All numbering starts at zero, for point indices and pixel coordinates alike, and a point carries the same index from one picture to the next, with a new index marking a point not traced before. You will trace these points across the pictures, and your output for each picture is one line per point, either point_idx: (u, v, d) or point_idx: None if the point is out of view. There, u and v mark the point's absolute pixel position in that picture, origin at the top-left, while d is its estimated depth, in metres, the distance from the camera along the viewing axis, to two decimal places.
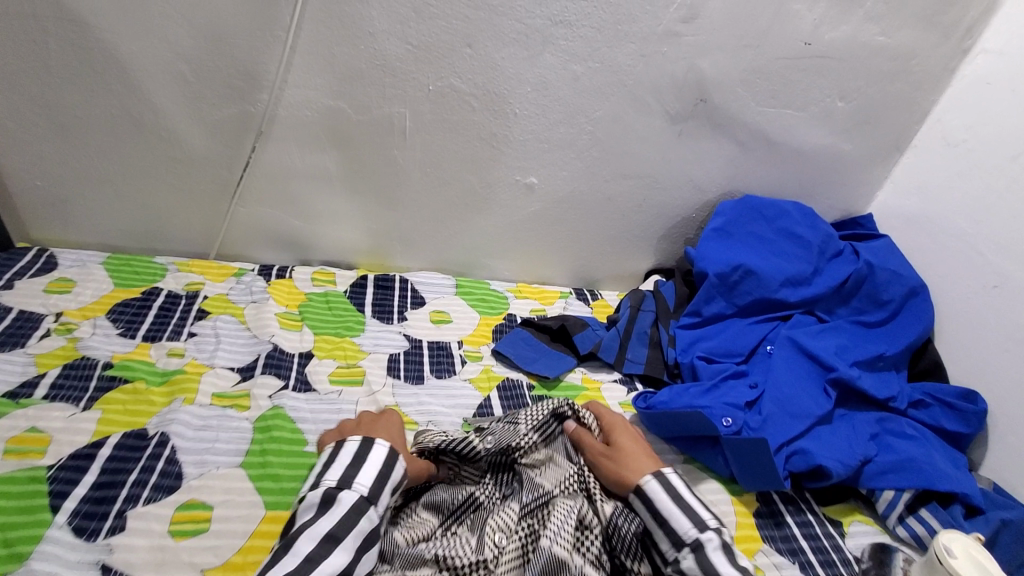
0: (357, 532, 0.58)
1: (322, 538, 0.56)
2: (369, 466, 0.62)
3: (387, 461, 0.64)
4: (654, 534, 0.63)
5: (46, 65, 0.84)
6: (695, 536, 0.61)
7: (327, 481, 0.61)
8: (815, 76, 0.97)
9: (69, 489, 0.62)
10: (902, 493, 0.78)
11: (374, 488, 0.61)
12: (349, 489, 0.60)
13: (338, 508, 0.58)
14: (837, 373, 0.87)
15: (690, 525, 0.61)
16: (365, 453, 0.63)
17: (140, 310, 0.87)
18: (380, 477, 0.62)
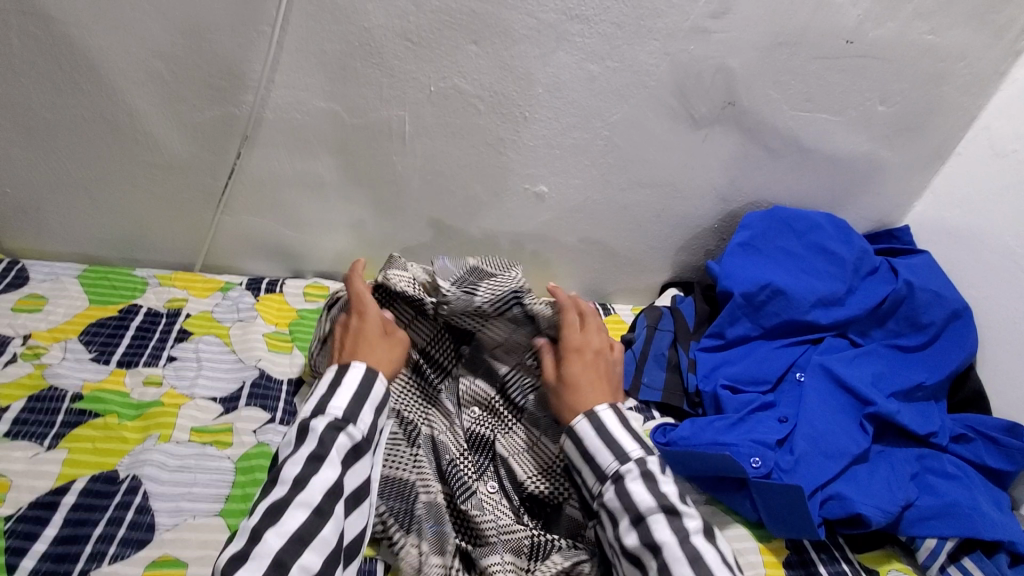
0: (339, 448, 0.60)
1: (305, 459, 0.58)
2: (344, 391, 0.63)
3: (362, 383, 0.65)
4: (582, 471, 0.64)
5: (9, 62, 0.77)
6: (616, 468, 0.61)
7: (304, 410, 0.62)
8: (855, 77, 0.88)
9: (28, 545, 0.56)
10: (946, 541, 0.71)
11: (350, 411, 0.62)
12: (325, 414, 0.61)
13: (315, 432, 0.60)
14: (876, 408, 0.79)
15: (612, 457, 0.62)
16: (340, 378, 0.65)
17: (116, 331, 0.80)
18: (356, 398, 0.63)
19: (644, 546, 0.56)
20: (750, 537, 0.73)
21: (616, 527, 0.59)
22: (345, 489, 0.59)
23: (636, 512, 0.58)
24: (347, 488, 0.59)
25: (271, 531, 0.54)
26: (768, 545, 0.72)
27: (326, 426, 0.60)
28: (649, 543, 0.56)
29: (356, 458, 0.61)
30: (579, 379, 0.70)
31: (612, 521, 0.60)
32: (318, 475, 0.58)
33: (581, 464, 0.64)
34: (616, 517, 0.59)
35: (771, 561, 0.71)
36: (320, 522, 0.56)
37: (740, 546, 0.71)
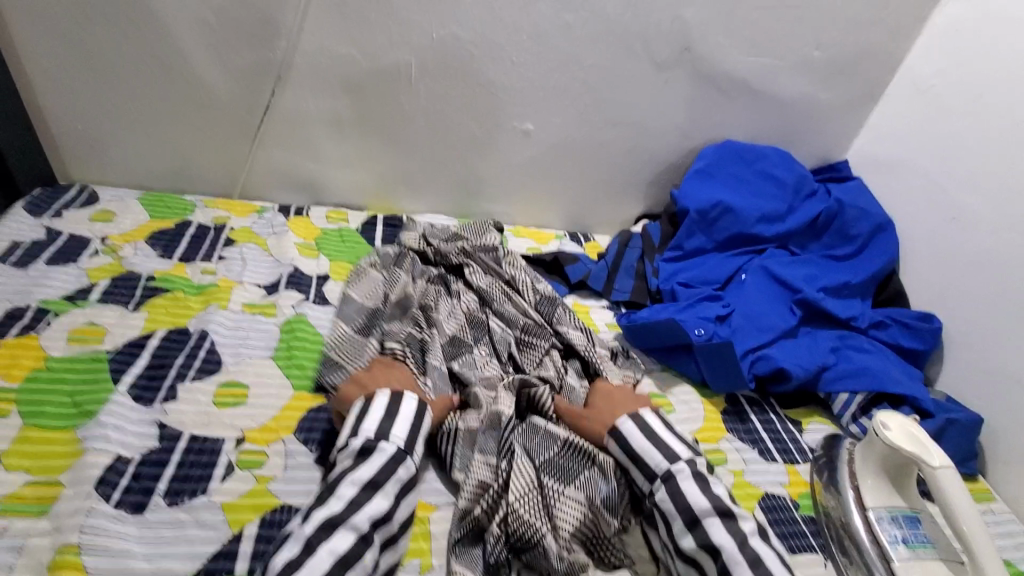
0: (395, 480, 0.62)
1: (363, 484, 0.60)
2: (404, 420, 0.67)
3: (416, 415, 0.69)
4: (632, 473, 0.71)
5: (88, 13, 0.94)
6: (666, 468, 0.67)
7: (365, 432, 0.64)
8: (791, 25, 1.04)
9: (126, 367, 0.72)
10: (855, 395, 0.87)
11: (409, 442, 0.65)
12: (387, 441, 0.64)
13: (376, 459, 0.62)
14: (803, 294, 0.96)
15: (662, 458, 0.68)
16: (398, 408, 0.67)
17: (175, 236, 0.97)
18: (412, 430, 0.67)
19: (700, 547, 0.61)
20: (695, 393, 0.89)
21: (669, 527, 0.65)
22: (393, 519, 0.60)
23: (690, 515, 0.63)
24: (396, 519, 0.61)
25: (324, 545, 0.54)
26: (710, 399, 0.88)
27: (388, 456, 0.63)
28: (706, 544, 0.61)
29: (405, 493, 0.63)
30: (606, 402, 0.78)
31: (665, 524, 0.65)
32: (371, 504, 0.59)
33: (631, 467, 0.71)
34: (669, 518, 0.65)
35: (711, 409, 0.87)
36: (366, 546, 0.56)
37: (687, 398, 0.88)
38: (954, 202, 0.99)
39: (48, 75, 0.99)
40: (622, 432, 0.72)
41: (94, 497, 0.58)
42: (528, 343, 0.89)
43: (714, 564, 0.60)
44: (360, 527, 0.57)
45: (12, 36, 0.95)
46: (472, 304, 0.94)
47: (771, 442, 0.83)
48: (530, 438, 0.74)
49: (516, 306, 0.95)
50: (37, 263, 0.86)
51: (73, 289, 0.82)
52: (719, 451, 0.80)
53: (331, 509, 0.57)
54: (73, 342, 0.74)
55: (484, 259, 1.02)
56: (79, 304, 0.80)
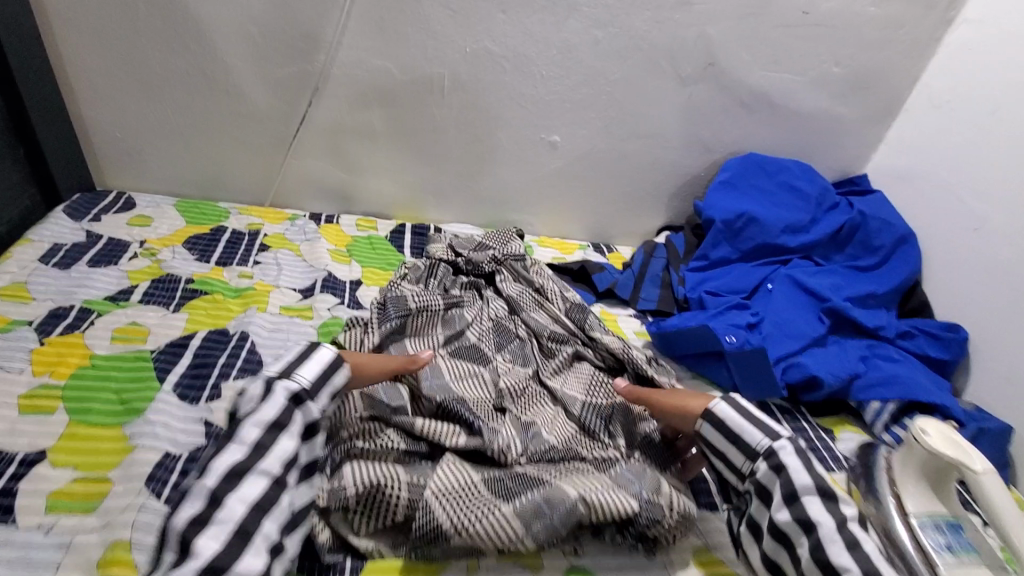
0: (297, 420, 0.62)
1: (266, 425, 0.60)
2: (312, 364, 0.66)
3: (330, 364, 0.67)
4: (730, 454, 0.68)
5: (135, 27, 0.97)
6: (768, 444, 0.65)
7: (298, 379, 0.63)
8: (812, 43, 1.07)
9: (170, 367, 0.73)
10: (887, 403, 0.88)
11: (312, 385, 0.65)
12: (290, 380, 0.63)
13: (279, 399, 0.61)
14: (831, 303, 0.97)
15: (763, 435, 0.65)
16: (310, 351, 0.67)
17: (212, 240, 0.99)
18: (320, 374, 0.66)
19: (799, 521, 0.59)
20: None
21: (769, 504, 0.63)
22: (298, 459, 0.62)
23: (791, 488, 0.61)
24: (302, 459, 0.63)
25: (234, 497, 0.55)
26: None
27: (287, 397, 0.62)
28: (804, 520, 0.59)
29: (311, 435, 0.64)
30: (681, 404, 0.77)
31: (766, 500, 0.63)
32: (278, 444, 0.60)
33: (728, 449, 0.68)
34: (769, 492, 0.63)
35: None
36: (280, 489, 0.58)
37: None
38: (973, 214, 1.01)
39: (92, 86, 1.02)
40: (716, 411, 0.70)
41: (144, 494, 0.59)
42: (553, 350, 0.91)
43: (809, 541, 0.58)
44: (272, 470, 0.59)
45: (59, 47, 0.98)
46: (501, 313, 0.95)
47: None
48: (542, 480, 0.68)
49: (547, 313, 0.96)
50: (79, 265, 0.87)
51: (115, 290, 0.84)
52: None
53: (235, 456, 0.57)
54: (117, 342, 0.75)
55: (515, 267, 1.04)
56: (121, 305, 0.81)
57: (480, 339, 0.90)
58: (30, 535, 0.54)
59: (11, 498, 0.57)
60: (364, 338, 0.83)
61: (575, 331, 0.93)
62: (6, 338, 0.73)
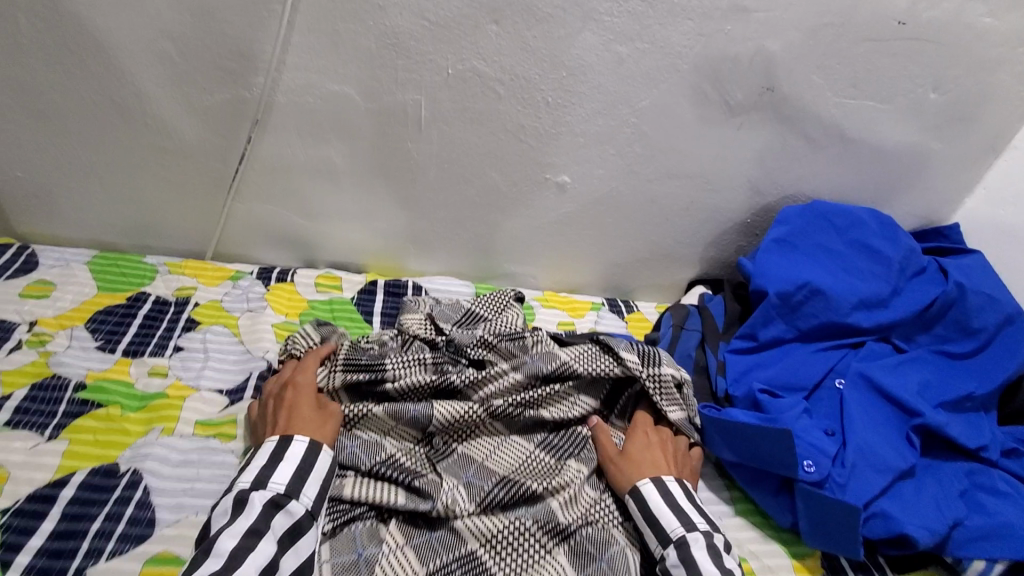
0: (277, 527, 0.55)
1: (243, 534, 0.53)
2: (287, 465, 0.59)
3: (305, 458, 0.61)
4: (645, 534, 0.65)
5: (17, 41, 0.75)
6: (682, 534, 0.62)
7: (274, 482, 0.58)
8: (907, 61, 0.81)
9: (23, 541, 0.53)
10: (995, 563, 0.66)
11: (292, 485, 0.58)
12: (265, 488, 0.57)
13: (253, 508, 0.55)
14: (924, 419, 0.73)
15: (678, 524, 0.63)
16: (283, 450, 0.60)
17: (123, 319, 0.78)
18: (298, 473, 0.59)
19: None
20: (782, 553, 0.69)
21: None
22: (281, 568, 0.53)
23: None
24: (285, 569, 0.53)
25: None
26: (803, 562, 0.68)
27: (266, 503, 0.56)
28: None
29: (295, 538, 0.55)
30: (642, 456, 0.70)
31: None
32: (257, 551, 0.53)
33: (645, 529, 0.65)
34: None
35: None
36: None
37: (773, 563, 0.67)
38: None
39: None
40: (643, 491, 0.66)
41: None
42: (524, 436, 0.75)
43: None
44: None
45: None
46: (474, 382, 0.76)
47: None
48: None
49: (531, 392, 0.75)
50: None
51: None
52: None
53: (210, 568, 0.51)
54: None
55: (509, 350, 0.80)
56: None
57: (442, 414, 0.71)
58: None
59: None
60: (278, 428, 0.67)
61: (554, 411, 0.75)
62: None
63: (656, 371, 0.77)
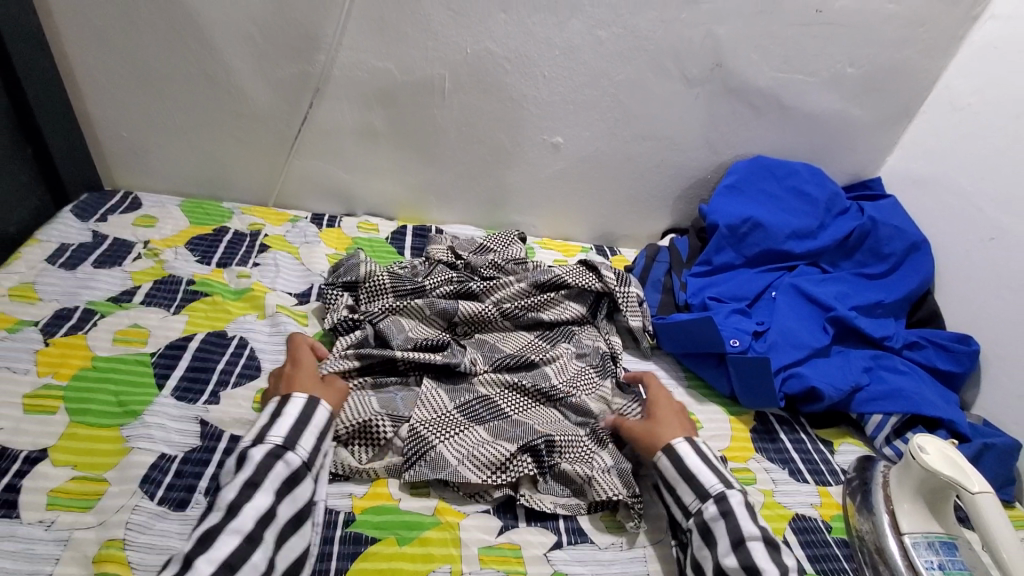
0: (275, 476, 0.59)
1: (242, 485, 0.57)
2: (286, 420, 0.64)
3: (305, 410, 0.65)
4: (678, 490, 0.67)
5: (138, 27, 0.97)
6: (721, 489, 0.64)
7: (272, 437, 0.61)
8: (826, 42, 1.04)
9: (169, 371, 0.74)
10: (890, 416, 0.85)
11: (289, 437, 0.62)
12: (263, 441, 0.61)
13: (252, 459, 0.59)
14: (836, 312, 0.95)
15: (718, 481, 0.65)
16: (281, 408, 0.65)
17: (213, 243, 1.00)
18: (295, 425, 0.64)
19: (745, 570, 0.57)
20: (722, 410, 0.88)
21: (712, 549, 0.61)
22: (278, 516, 0.57)
23: (738, 536, 0.60)
24: (282, 515, 0.57)
25: (203, 557, 0.51)
26: (739, 416, 0.88)
27: (264, 454, 0.59)
28: (750, 566, 0.57)
29: (293, 486, 0.59)
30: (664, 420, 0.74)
31: (710, 542, 0.61)
32: (252, 504, 0.56)
33: (678, 485, 0.67)
34: (714, 539, 0.61)
35: (739, 426, 0.86)
36: (253, 547, 0.54)
37: (715, 414, 0.87)
38: (992, 224, 0.97)
39: (97, 88, 1.03)
40: (678, 450, 0.69)
41: (138, 495, 0.60)
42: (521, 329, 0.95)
43: None
44: (245, 529, 0.54)
45: (65, 47, 0.99)
46: (486, 294, 0.96)
47: (801, 463, 0.82)
48: (500, 421, 0.77)
49: (529, 297, 0.96)
50: (84, 266, 0.89)
51: (118, 291, 0.86)
52: (747, 470, 0.80)
53: (211, 519, 0.54)
54: (118, 343, 0.77)
55: (515, 270, 1.02)
56: (123, 306, 0.83)
57: (466, 308, 0.91)
58: (31, 530, 0.57)
59: (10, 497, 0.59)
60: (339, 313, 0.87)
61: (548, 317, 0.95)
62: (13, 338, 0.75)
63: (625, 288, 0.98)
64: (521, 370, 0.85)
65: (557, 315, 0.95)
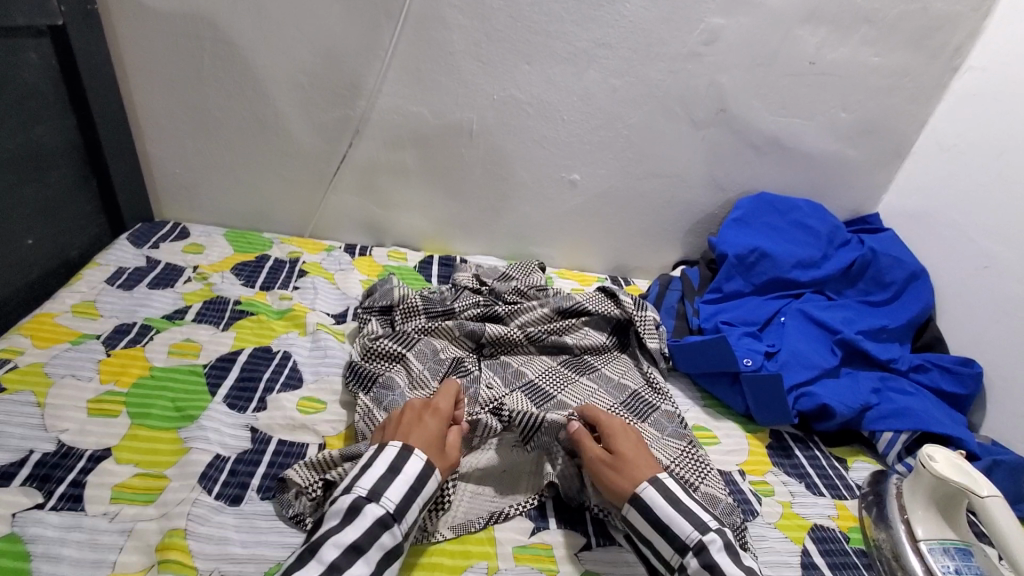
0: (379, 546, 0.57)
1: (345, 548, 0.55)
2: (403, 482, 0.61)
3: (419, 477, 0.62)
4: (655, 542, 0.63)
5: (200, 76, 1.08)
6: (698, 538, 0.60)
7: (387, 504, 0.59)
8: (820, 89, 1.14)
9: (221, 380, 0.80)
10: (900, 434, 0.88)
11: (400, 506, 0.60)
12: (378, 502, 0.58)
13: (362, 521, 0.57)
14: (843, 334, 1.00)
15: (693, 527, 0.61)
16: (403, 466, 0.62)
17: (256, 268, 1.08)
18: (408, 494, 0.61)
19: None
20: (739, 428, 0.93)
21: None
22: None
23: None
24: None
25: None
26: (755, 433, 0.92)
27: (376, 521, 0.57)
28: None
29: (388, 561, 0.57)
30: (622, 457, 0.69)
31: None
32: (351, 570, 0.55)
33: (653, 537, 0.63)
34: None
35: (755, 442, 0.90)
36: None
37: (732, 430, 0.91)
38: (985, 253, 1.03)
39: (157, 128, 1.14)
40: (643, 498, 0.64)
41: (198, 489, 0.65)
42: (545, 354, 0.99)
43: None
44: None
45: (133, 93, 1.10)
46: (512, 319, 1.02)
47: (818, 477, 0.85)
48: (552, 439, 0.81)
49: (551, 325, 1.01)
50: (140, 286, 0.96)
51: (171, 310, 0.92)
52: (765, 483, 0.83)
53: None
54: (173, 355, 0.83)
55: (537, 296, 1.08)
56: (176, 323, 0.89)
57: (491, 330, 0.96)
58: (96, 521, 0.61)
59: (78, 490, 0.63)
60: (374, 330, 0.93)
61: (570, 345, 0.99)
62: (76, 349, 0.81)
63: (642, 312, 1.04)
64: (543, 392, 0.90)
65: (574, 341, 0.99)
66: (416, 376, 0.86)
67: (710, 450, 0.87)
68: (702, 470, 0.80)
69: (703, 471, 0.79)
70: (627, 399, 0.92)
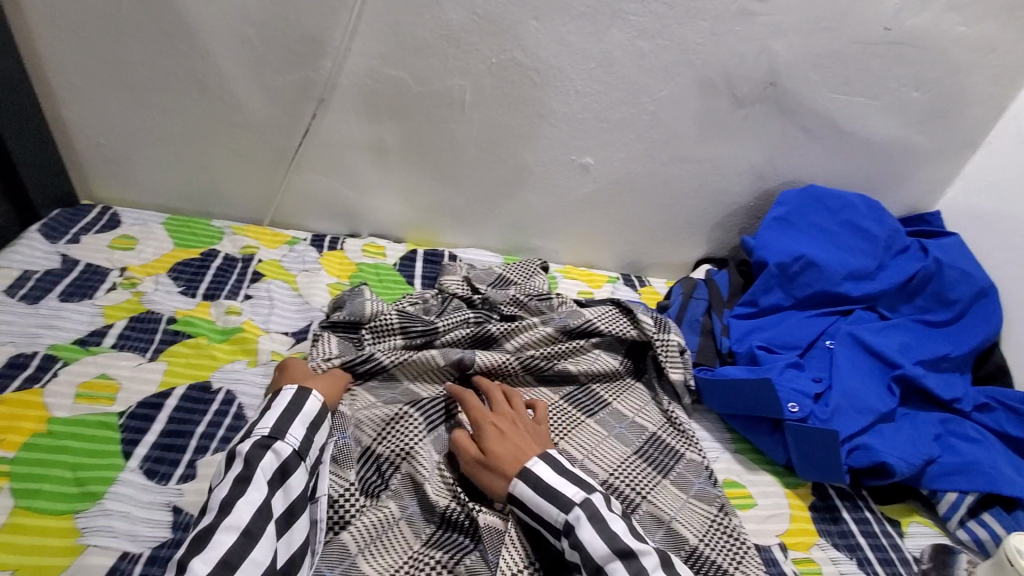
0: (265, 469, 0.57)
1: (235, 480, 0.55)
2: (273, 411, 0.61)
3: (291, 400, 0.63)
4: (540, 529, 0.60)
5: (119, 24, 0.85)
6: (564, 519, 0.57)
7: (259, 430, 0.59)
8: (893, 62, 0.93)
9: (139, 438, 0.64)
10: (966, 495, 0.74)
11: (276, 425, 0.60)
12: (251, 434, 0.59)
13: (241, 453, 0.57)
14: (902, 370, 0.84)
15: (558, 510, 0.57)
16: (272, 401, 0.63)
17: (199, 269, 0.89)
18: (283, 414, 0.61)
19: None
20: (776, 483, 0.78)
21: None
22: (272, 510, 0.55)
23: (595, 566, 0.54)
24: (275, 508, 0.56)
25: None
26: (795, 490, 0.78)
27: (252, 445, 0.57)
28: None
29: (284, 477, 0.57)
30: (501, 447, 0.64)
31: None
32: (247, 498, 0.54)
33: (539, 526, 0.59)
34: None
35: (797, 504, 0.76)
36: None
37: (768, 489, 0.77)
38: None
39: (72, 88, 0.91)
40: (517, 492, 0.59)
41: None
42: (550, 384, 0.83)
43: None
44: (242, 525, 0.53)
45: (36, 43, 0.87)
46: (509, 340, 0.84)
47: (870, 550, 0.72)
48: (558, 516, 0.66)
49: (556, 351, 0.83)
50: (49, 299, 0.78)
51: (86, 331, 0.75)
52: (813, 562, 0.69)
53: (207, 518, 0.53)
54: (81, 400, 0.67)
55: (538, 308, 0.90)
56: (90, 351, 0.73)
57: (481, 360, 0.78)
58: None
59: None
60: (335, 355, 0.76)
61: (579, 374, 0.82)
62: None
63: (664, 335, 0.86)
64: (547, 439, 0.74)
65: (583, 369, 0.83)
66: (387, 426, 0.70)
67: (748, 515, 0.74)
68: (736, 550, 0.66)
69: (739, 552, 0.66)
70: (643, 450, 0.77)
